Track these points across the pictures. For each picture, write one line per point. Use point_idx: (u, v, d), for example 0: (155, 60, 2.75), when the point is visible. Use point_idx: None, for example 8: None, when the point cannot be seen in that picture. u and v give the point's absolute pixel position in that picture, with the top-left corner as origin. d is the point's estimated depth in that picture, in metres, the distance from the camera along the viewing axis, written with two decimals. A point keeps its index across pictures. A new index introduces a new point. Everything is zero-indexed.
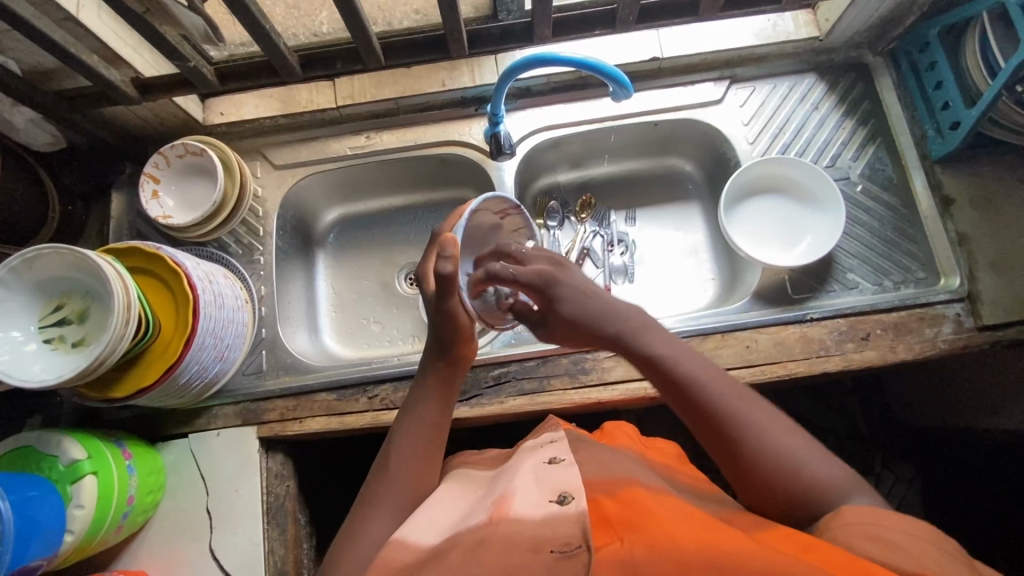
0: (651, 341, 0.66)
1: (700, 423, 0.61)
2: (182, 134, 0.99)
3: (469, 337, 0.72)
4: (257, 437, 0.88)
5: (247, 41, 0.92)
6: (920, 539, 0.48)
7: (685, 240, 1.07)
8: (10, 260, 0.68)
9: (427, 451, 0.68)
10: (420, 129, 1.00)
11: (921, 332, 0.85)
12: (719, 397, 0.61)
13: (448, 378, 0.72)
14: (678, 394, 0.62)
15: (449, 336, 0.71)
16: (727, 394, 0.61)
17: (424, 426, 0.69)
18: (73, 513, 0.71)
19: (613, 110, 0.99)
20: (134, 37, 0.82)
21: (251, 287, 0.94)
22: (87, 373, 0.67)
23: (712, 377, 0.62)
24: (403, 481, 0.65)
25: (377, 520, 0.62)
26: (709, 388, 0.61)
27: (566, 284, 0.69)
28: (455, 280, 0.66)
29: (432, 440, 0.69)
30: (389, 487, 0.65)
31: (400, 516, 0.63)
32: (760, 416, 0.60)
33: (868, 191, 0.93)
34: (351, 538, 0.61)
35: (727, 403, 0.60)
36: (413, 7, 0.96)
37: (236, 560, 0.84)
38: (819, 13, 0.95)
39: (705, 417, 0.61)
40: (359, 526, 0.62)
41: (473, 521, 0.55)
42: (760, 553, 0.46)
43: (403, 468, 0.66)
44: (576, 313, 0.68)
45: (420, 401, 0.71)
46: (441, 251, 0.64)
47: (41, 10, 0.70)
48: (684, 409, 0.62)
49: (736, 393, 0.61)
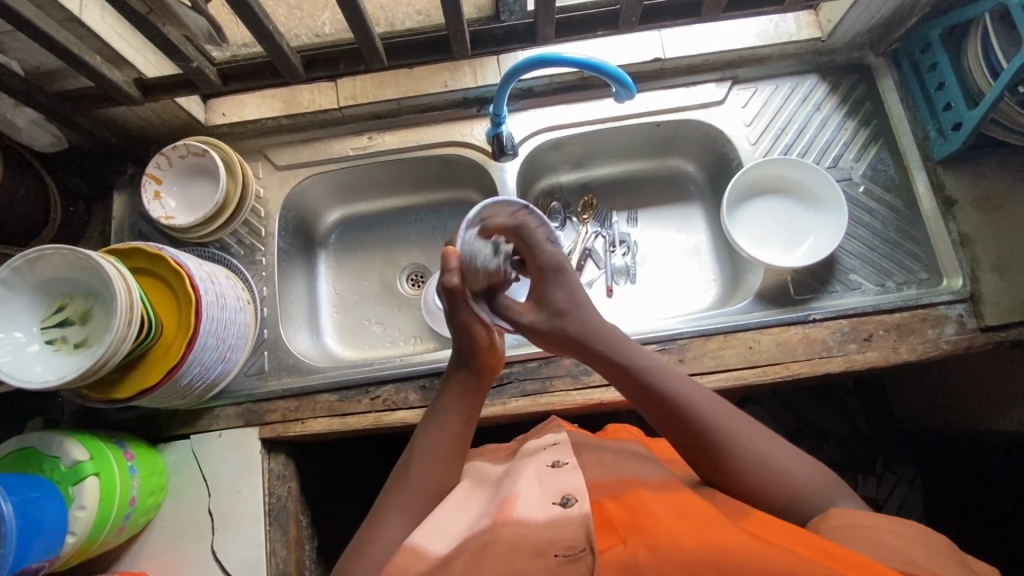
0: (632, 352, 0.67)
1: (680, 433, 0.62)
2: (183, 134, 0.99)
3: (493, 347, 0.72)
4: (259, 438, 0.88)
5: (249, 41, 0.92)
6: (925, 539, 0.48)
7: (686, 241, 1.07)
8: (13, 261, 0.68)
9: (447, 456, 0.68)
10: (421, 130, 1.00)
11: (923, 333, 0.85)
12: (699, 406, 0.62)
13: (475, 387, 0.72)
14: (653, 404, 0.63)
15: (470, 346, 0.71)
16: (705, 404, 0.62)
17: (446, 437, 0.69)
18: (75, 514, 0.71)
19: (615, 111, 0.99)
20: (136, 38, 0.82)
21: (252, 288, 0.94)
22: (89, 373, 0.66)
23: (690, 388, 0.64)
24: (419, 485, 0.65)
25: (392, 525, 0.62)
26: (688, 397, 0.62)
27: (570, 278, 0.71)
28: (462, 293, 0.68)
29: (455, 453, 0.69)
30: (400, 493, 0.65)
31: (411, 520, 0.63)
32: (737, 424, 0.61)
33: (870, 192, 0.94)
34: (362, 545, 0.61)
35: (704, 412, 0.61)
36: (415, 8, 0.96)
37: (238, 562, 0.83)
38: (821, 14, 0.95)
39: (686, 425, 0.61)
40: (373, 532, 0.62)
41: (477, 527, 0.55)
42: (763, 551, 0.46)
43: (422, 472, 0.66)
44: (567, 300, 0.70)
45: (441, 410, 0.71)
46: (444, 264, 0.66)
47: (44, 10, 0.70)
48: (665, 419, 0.63)
49: (713, 403, 0.63)
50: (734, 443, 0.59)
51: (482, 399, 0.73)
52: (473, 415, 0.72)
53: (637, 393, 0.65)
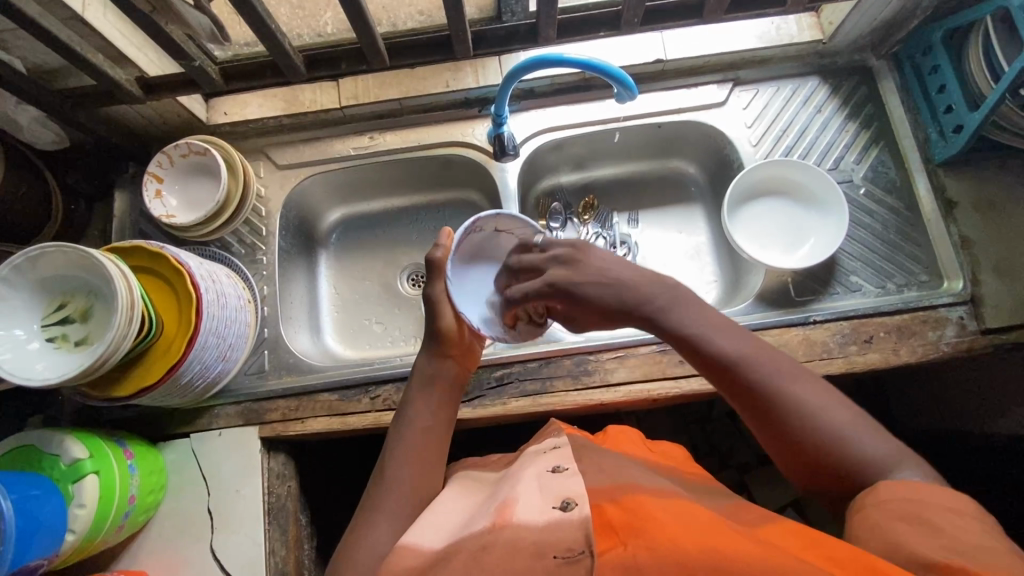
0: (673, 315, 0.65)
1: (739, 393, 0.60)
2: (184, 133, 0.99)
3: (462, 335, 0.76)
4: (259, 437, 0.88)
5: (252, 40, 0.91)
6: (960, 518, 0.47)
7: (687, 243, 1.07)
8: (14, 259, 0.68)
9: (421, 458, 0.68)
10: (422, 130, 1.00)
11: (923, 335, 0.85)
12: (750, 362, 0.60)
13: (437, 381, 0.74)
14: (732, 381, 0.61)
15: (433, 331, 0.75)
16: (758, 358, 0.60)
17: (422, 430, 0.70)
18: (74, 512, 0.71)
19: (616, 112, 0.99)
20: (140, 37, 0.82)
21: (252, 287, 0.94)
22: (90, 370, 0.66)
23: (761, 355, 0.61)
24: (402, 485, 0.66)
25: (381, 527, 0.62)
26: (740, 355, 0.61)
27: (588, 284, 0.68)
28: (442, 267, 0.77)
29: (432, 447, 0.70)
30: (387, 493, 0.65)
31: (401, 521, 0.63)
32: (798, 381, 0.59)
33: (871, 194, 0.94)
34: (351, 544, 0.61)
35: (786, 388, 0.58)
36: (417, 8, 0.95)
37: (238, 561, 0.83)
38: (822, 17, 0.95)
39: (741, 386, 0.60)
40: (359, 537, 0.61)
41: (477, 527, 0.55)
42: (764, 556, 0.46)
43: (399, 469, 0.67)
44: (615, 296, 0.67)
45: (413, 401, 0.73)
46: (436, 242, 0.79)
47: (47, 8, 0.70)
48: (719, 380, 0.62)
49: (766, 355, 0.61)
50: (813, 413, 0.57)
51: (448, 393, 0.75)
52: (445, 412, 0.73)
53: (714, 370, 0.62)
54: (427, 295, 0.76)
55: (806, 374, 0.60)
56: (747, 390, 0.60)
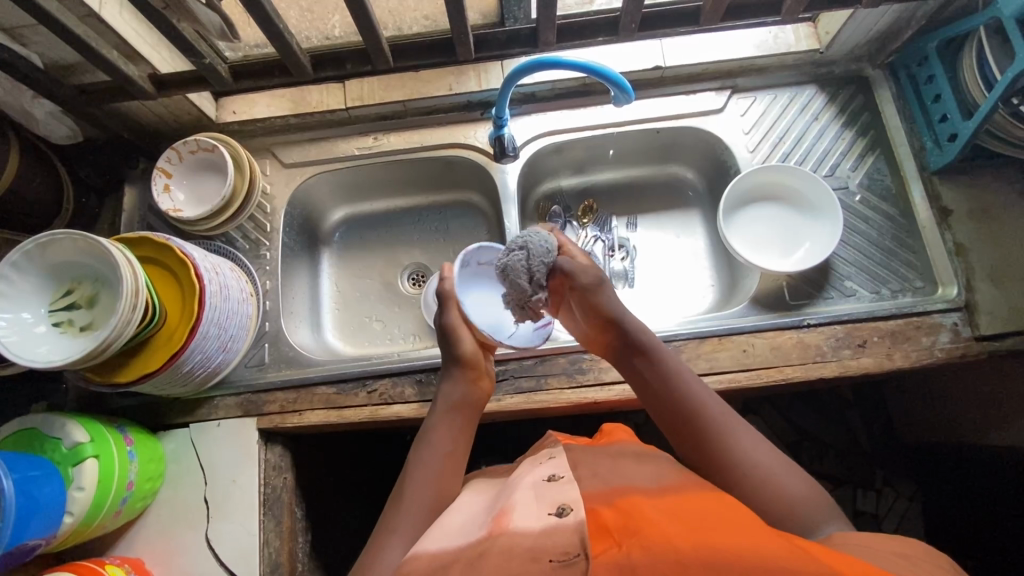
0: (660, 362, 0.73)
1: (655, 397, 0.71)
2: (194, 131, 1.03)
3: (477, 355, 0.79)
4: (257, 428, 0.89)
5: (261, 42, 0.94)
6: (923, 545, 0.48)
7: (685, 246, 1.08)
8: (24, 244, 0.70)
9: (443, 473, 0.70)
10: (426, 130, 1.02)
11: (918, 340, 0.86)
12: (687, 387, 0.70)
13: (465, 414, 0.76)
14: (713, 458, 0.64)
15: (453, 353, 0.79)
16: (742, 441, 0.65)
17: (446, 459, 0.71)
18: (72, 495, 0.73)
19: (615, 116, 1.01)
20: (153, 36, 0.85)
21: (256, 281, 0.97)
22: (94, 354, 0.68)
23: (743, 440, 0.65)
24: (416, 508, 0.67)
25: (397, 546, 0.62)
26: (678, 371, 0.72)
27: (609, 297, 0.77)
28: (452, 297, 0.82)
29: (453, 470, 0.71)
30: (405, 514, 0.66)
31: (411, 539, 0.64)
32: (780, 468, 0.62)
33: (866, 201, 0.95)
34: (369, 564, 0.61)
35: (762, 467, 0.62)
36: (422, 13, 0.98)
37: (232, 551, 0.84)
38: (819, 27, 0.97)
39: (690, 428, 0.67)
40: (382, 548, 0.62)
41: (474, 536, 0.55)
42: (750, 546, 0.47)
43: (420, 492, 0.68)
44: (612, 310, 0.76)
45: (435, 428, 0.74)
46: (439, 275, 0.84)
47: (67, 6, 0.73)
48: (667, 404, 0.70)
49: (716, 403, 0.68)
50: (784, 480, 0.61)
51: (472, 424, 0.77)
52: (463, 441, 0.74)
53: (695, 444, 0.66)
54: (445, 323, 0.80)
55: (782, 454, 0.64)
56: (733, 467, 0.63)
